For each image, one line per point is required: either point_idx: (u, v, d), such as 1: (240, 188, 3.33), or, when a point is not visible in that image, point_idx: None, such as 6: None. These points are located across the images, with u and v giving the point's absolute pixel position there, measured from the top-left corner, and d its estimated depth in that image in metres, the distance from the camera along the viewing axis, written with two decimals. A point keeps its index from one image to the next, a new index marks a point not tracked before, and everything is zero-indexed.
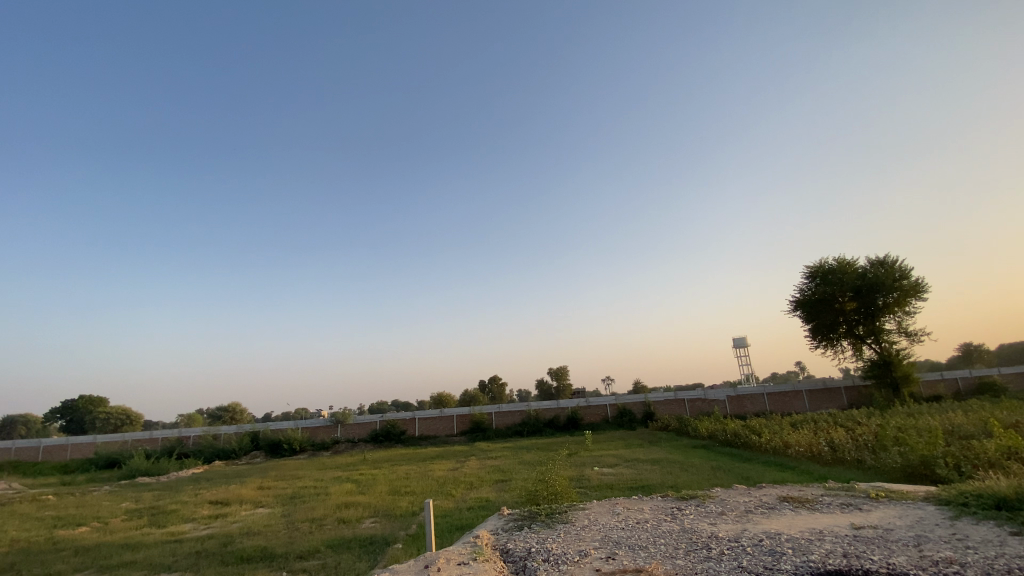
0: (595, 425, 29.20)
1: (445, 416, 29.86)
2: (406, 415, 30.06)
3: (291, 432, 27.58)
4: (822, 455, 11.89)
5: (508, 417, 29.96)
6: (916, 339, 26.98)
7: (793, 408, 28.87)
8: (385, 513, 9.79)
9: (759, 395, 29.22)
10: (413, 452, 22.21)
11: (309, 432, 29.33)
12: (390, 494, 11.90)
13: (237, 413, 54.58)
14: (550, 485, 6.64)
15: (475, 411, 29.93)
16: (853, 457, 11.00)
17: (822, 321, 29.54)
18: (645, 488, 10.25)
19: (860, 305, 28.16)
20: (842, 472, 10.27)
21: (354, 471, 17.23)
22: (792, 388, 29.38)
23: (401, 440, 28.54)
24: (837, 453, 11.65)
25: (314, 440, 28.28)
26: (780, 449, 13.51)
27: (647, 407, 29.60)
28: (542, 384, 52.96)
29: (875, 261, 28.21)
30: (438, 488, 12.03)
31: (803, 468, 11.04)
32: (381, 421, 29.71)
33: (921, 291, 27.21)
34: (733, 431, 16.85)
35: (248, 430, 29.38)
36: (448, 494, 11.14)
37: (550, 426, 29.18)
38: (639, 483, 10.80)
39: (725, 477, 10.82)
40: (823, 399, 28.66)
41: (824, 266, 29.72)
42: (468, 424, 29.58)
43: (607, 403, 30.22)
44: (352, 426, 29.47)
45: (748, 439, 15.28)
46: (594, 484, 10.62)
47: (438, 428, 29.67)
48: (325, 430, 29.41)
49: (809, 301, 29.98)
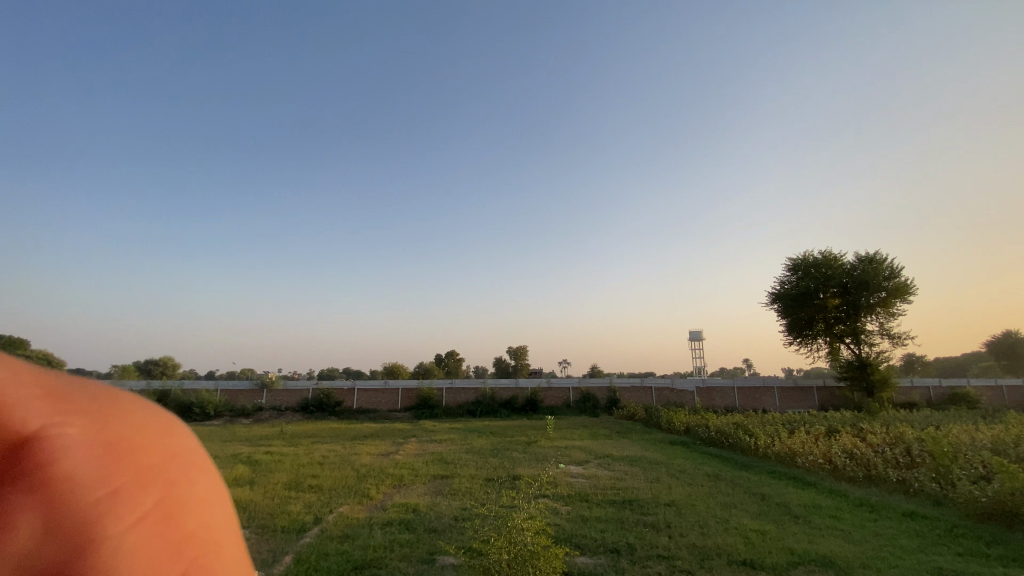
0: (556, 409, 26.74)
1: (389, 389, 26.69)
2: (345, 384, 26.64)
3: (205, 394, 23.80)
4: (844, 469, 9.53)
5: (460, 394, 27.07)
6: (897, 342, 25.66)
7: (763, 404, 27.17)
8: (260, 525, 6.60)
9: (729, 389, 27.48)
10: (347, 427, 19.01)
11: (228, 396, 25.67)
12: (285, 489, 8.62)
13: (170, 368, 49.65)
14: (517, 549, 3.72)
15: (423, 385, 26.88)
16: (896, 478, 8.61)
17: (800, 317, 27.86)
18: (633, 504, 7.49)
19: (843, 302, 26.55)
20: (892, 499, 7.77)
21: (263, 448, 13.84)
22: (764, 383, 27.59)
23: (336, 412, 25.24)
24: (869, 471, 9.26)
25: (233, 405, 24.61)
26: (786, 457, 11.06)
27: (613, 393, 27.27)
28: (498, 362, 50.39)
29: (863, 258, 26.56)
30: (354, 484, 8.87)
31: (828, 487, 8.61)
32: (314, 388, 26.24)
33: (909, 292, 25.66)
34: (719, 429, 14.53)
35: (157, 387, 25.33)
36: (364, 496, 8.00)
37: (506, 407, 26.48)
38: (622, 495, 7.97)
39: (734, 495, 8.12)
40: (795, 397, 27.14)
41: (808, 259, 28.01)
42: (414, 399, 26.54)
43: (569, 386, 27.82)
44: (280, 393, 26.02)
45: (740, 441, 12.91)
46: (563, 494, 7.82)
47: (380, 401, 26.56)
48: (248, 395, 25.83)
49: (789, 295, 28.26)
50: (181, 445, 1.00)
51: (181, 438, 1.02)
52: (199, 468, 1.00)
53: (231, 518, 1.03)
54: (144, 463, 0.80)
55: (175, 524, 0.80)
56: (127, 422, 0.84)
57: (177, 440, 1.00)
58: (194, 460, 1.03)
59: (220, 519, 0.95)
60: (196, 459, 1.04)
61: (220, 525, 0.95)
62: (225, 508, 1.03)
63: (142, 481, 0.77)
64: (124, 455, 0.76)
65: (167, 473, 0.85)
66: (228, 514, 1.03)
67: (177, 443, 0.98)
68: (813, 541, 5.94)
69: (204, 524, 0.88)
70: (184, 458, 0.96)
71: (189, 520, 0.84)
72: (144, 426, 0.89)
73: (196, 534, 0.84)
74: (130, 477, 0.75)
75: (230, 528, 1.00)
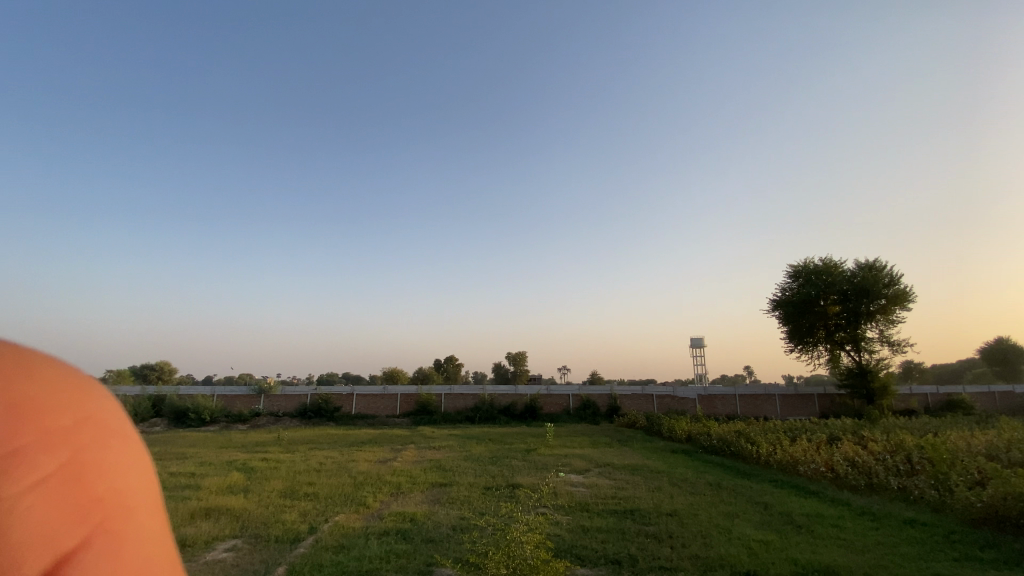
0: (555, 416, 26.57)
1: (388, 395, 26.55)
2: (343, 389, 26.47)
3: (201, 400, 23.59)
4: (845, 476, 9.42)
5: (459, 400, 26.90)
6: (897, 349, 25.59)
7: (764, 412, 27.03)
8: (253, 535, 6.47)
9: (730, 396, 27.34)
10: (344, 433, 18.83)
11: (226, 401, 25.49)
12: (280, 497, 8.50)
13: (166, 374, 49.21)
14: (522, 564, 3.62)
15: (422, 391, 26.71)
16: (898, 485, 8.51)
17: (800, 324, 27.79)
18: (634, 514, 7.38)
19: (843, 309, 26.51)
20: (895, 508, 7.66)
21: (259, 454, 13.69)
22: (765, 390, 27.46)
23: (333, 418, 25.05)
24: (870, 479, 9.15)
25: (230, 410, 24.43)
26: (788, 466, 10.93)
27: (613, 400, 27.11)
28: (497, 368, 50.17)
29: (863, 265, 26.55)
30: (351, 492, 8.75)
31: (831, 495, 8.49)
32: (312, 394, 26.07)
33: (908, 299, 25.63)
34: (720, 437, 14.40)
35: (154, 392, 25.11)
36: (360, 504, 7.88)
37: (505, 413, 26.29)
38: (623, 505, 7.85)
39: (736, 504, 8.00)
40: (796, 405, 27.02)
41: (809, 266, 27.99)
42: (412, 406, 26.37)
43: (569, 393, 27.67)
44: (277, 398, 25.86)
45: (743, 449, 12.78)
46: (563, 503, 7.70)
47: (378, 407, 26.38)
48: (245, 400, 25.65)
49: (789, 301, 28.19)
50: (97, 409, 0.95)
51: (97, 399, 0.97)
52: (118, 435, 0.98)
53: (147, 483, 1.01)
54: (55, 423, 0.79)
55: (81, 487, 0.79)
56: (37, 381, 0.80)
57: (99, 404, 0.97)
58: (112, 422, 0.98)
59: (135, 483, 0.95)
60: (116, 419, 1.00)
61: (133, 490, 0.93)
62: (142, 473, 1.00)
63: (48, 443, 0.74)
64: (28, 416, 0.73)
65: (79, 435, 0.83)
66: (148, 477, 1.01)
67: (95, 405, 0.94)
68: (817, 551, 5.82)
69: (114, 486, 0.87)
70: (103, 424, 0.94)
71: (97, 484, 0.84)
72: (62, 389, 0.86)
73: (102, 498, 0.83)
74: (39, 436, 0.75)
75: (147, 493, 0.99)
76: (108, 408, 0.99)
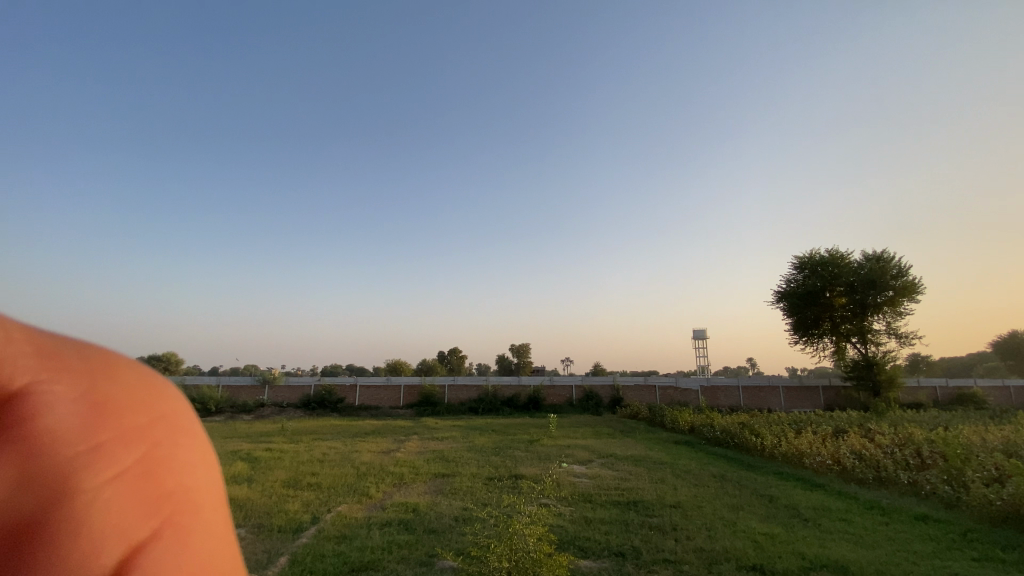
0: (558, 407, 26.56)
1: (392, 385, 26.58)
2: (346, 380, 26.53)
3: (206, 390, 23.67)
4: (852, 470, 9.33)
5: (463, 391, 26.94)
6: (904, 341, 25.38)
7: (768, 404, 26.94)
8: (256, 525, 6.45)
9: (734, 388, 27.24)
10: (348, 424, 18.85)
11: (230, 391, 25.57)
12: (284, 487, 8.49)
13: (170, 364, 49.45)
14: (523, 559, 3.56)
15: (426, 382, 26.74)
16: (907, 480, 8.42)
17: (806, 316, 27.59)
18: (638, 505, 7.33)
19: (849, 301, 26.30)
20: (904, 502, 7.57)
21: (262, 444, 13.72)
22: (769, 382, 27.35)
23: (337, 408, 25.11)
24: (878, 472, 9.06)
25: (235, 401, 24.52)
26: (794, 458, 10.85)
27: (616, 392, 27.06)
28: (500, 360, 50.20)
29: (870, 257, 26.27)
30: (353, 482, 8.73)
31: (838, 488, 8.41)
32: (316, 385, 26.12)
33: (916, 291, 25.35)
34: (725, 429, 14.33)
35: None
36: (363, 494, 7.86)
37: (508, 404, 26.30)
38: (627, 496, 7.81)
39: (742, 496, 7.94)
40: (800, 397, 26.91)
41: (815, 258, 27.73)
42: (416, 397, 26.41)
43: (572, 384, 27.63)
44: (281, 389, 25.94)
45: (747, 441, 12.72)
46: (566, 494, 7.66)
47: (382, 398, 26.44)
48: (250, 391, 25.73)
49: (795, 293, 27.97)
50: (170, 405, 0.89)
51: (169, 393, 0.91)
52: (192, 430, 0.92)
53: (217, 482, 0.95)
54: (128, 422, 0.74)
55: (153, 482, 0.74)
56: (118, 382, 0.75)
57: (168, 397, 0.91)
58: (185, 421, 0.92)
59: (205, 481, 0.90)
60: (188, 417, 0.94)
61: (201, 485, 0.88)
62: (207, 467, 0.95)
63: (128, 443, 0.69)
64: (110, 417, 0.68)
65: (152, 432, 0.78)
66: (215, 475, 0.95)
67: (167, 401, 0.89)
68: (824, 545, 5.75)
69: (186, 482, 0.80)
70: (175, 419, 0.88)
71: (169, 479, 0.78)
72: (137, 384, 0.81)
73: (173, 494, 0.77)
74: (115, 432, 0.71)
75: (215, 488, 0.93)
76: (180, 407, 0.94)
